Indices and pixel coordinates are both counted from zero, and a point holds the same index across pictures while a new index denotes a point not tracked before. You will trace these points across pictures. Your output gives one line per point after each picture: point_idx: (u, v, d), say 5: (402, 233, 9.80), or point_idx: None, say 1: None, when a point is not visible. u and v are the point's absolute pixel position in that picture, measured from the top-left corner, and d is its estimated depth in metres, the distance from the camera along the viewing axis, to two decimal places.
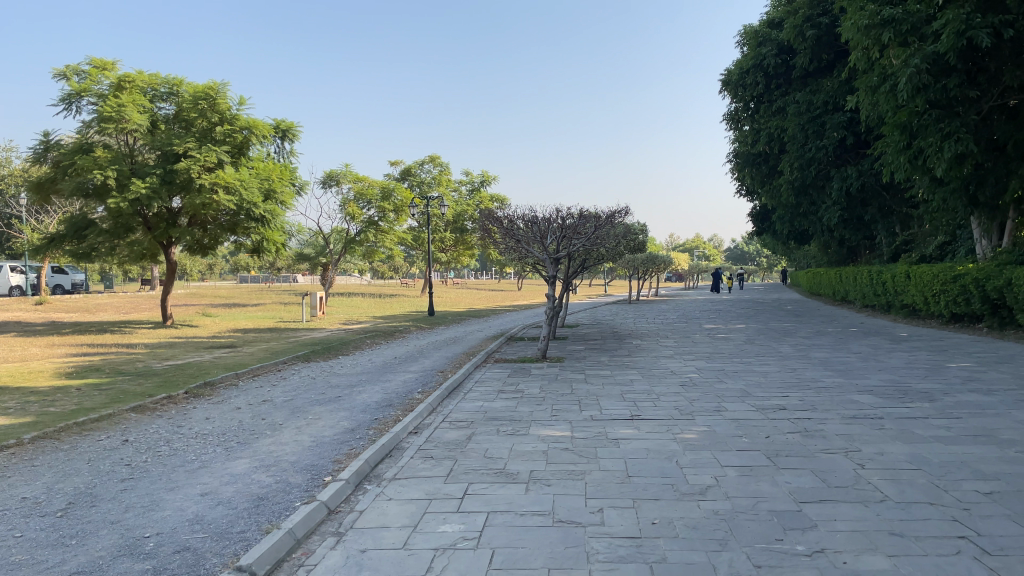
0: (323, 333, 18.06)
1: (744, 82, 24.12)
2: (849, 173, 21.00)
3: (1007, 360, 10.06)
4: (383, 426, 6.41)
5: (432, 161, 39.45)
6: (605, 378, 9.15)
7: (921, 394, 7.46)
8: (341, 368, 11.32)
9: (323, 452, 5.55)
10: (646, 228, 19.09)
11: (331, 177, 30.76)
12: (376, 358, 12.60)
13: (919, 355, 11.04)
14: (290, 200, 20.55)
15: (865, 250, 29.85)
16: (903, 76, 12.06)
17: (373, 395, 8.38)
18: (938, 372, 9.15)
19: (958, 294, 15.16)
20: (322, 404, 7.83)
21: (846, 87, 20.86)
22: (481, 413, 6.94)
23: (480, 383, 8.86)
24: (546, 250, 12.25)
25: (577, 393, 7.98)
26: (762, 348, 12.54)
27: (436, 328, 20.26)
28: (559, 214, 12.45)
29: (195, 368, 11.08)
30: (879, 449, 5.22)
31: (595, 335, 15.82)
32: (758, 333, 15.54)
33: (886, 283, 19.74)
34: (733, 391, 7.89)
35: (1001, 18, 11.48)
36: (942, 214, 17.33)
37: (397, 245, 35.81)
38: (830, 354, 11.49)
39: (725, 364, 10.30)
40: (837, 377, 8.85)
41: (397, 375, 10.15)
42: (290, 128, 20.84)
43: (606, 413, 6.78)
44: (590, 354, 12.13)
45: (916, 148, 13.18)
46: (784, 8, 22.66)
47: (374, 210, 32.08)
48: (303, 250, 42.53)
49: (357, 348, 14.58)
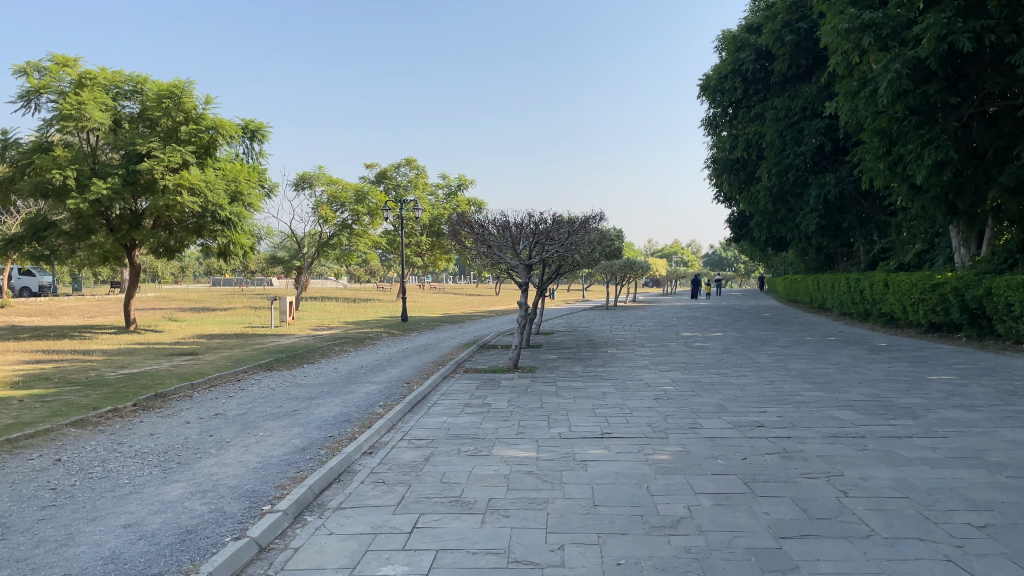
0: (291, 340, 17.55)
1: (722, 87, 23.97)
2: (827, 180, 20.89)
3: (988, 372, 9.85)
4: (336, 446, 5.99)
5: (409, 164, 39.00)
6: (577, 390, 8.80)
7: (905, 410, 7.16)
8: (305, 377, 10.87)
9: (267, 476, 5.12)
10: (622, 234, 18.82)
11: (304, 179, 30.23)
12: (343, 367, 12.15)
13: (899, 367, 10.79)
14: (259, 202, 20.04)
15: (842, 257, 29.82)
16: (883, 81, 11.88)
17: (332, 409, 7.96)
18: (920, 385, 8.89)
19: (937, 303, 15.02)
20: (277, 420, 7.40)
21: (825, 93, 20.77)
22: (444, 430, 6.54)
23: (447, 396, 8.47)
24: (518, 257, 11.87)
25: (547, 407, 7.61)
26: (739, 358, 12.26)
27: (409, 334, 19.81)
28: (532, 220, 12.08)
29: (150, 377, 10.58)
30: (863, 473, 4.89)
31: (570, 343, 15.47)
32: (735, 342, 15.25)
33: (863, 291, 19.60)
34: (709, 406, 7.56)
35: (983, 23, 11.34)
36: (921, 222, 17.21)
37: (372, 248, 35.29)
38: (809, 365, 11.21)
39: (702, 376, 10.00)
40: (816, 391, 8.56)
41: (361, 386, 9.73)
42: (260, 129, 20.36)
43: (575, 430, 6.41)
44: (564, 363, 11.78)
45: (896, 155, 13.02)
46: (762, 13, 22.57)
47: (348, 213, 31.55)
48: (276, 253, 41.86)
49: (325, 355, 14.12)
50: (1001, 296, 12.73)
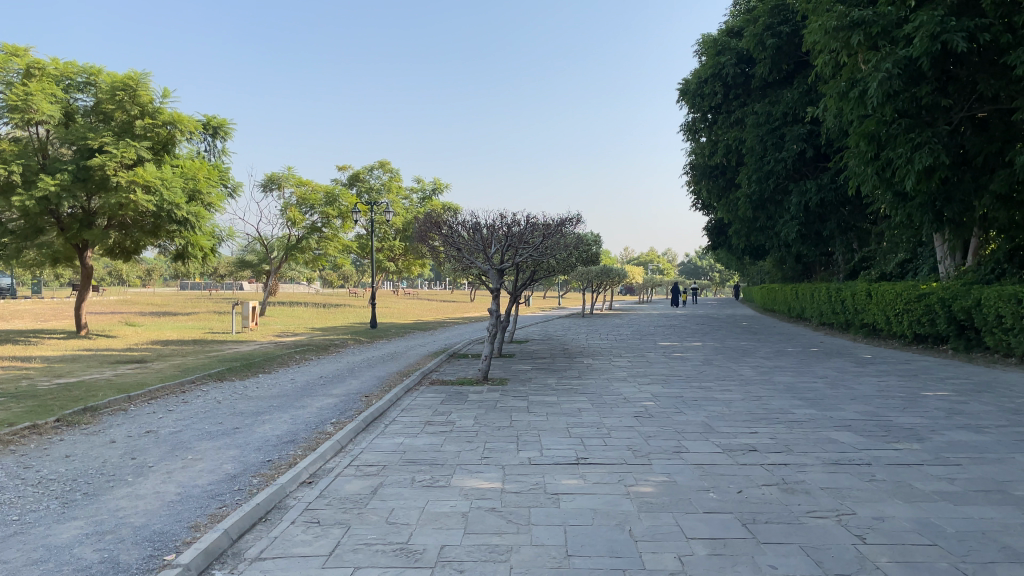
0: (251, 347, 16.63)
1: (702, 92, 23.45)
2: (809, 188, 20.42)
3: (986, 389, 9.25)
4: (272, 475, 5.21)
5: (382, 166, 38.13)
6: (550, 406, 8.08)
7: (907, 432, 6.53)
8: (256, 389, 10.03)
9: (181, 516, 4.34)
10: (599, 239, 18.14)
11: (273, 180, 29.31)
12: (300, 378, 11.32)
13: (890, 381, 10.19)
14: (220, 202, 19.12)
15: (820, 267, 29.45)
16: (873, 81, 11.36)
17: (278, 426, 7.17)
18: (917, 403, 8.26)
19: (922, 314, 14.53)
20: (213, 440, 6.59)
21: (807, 98, 20.32)
22: (398, 454, 5.78)
23: (407, 412, 7.71)
24: (489, 260, 11.10)
25: (516, 426, 6.87)
26: (722, 370, 11.65)
27: (376, 341, 18.99)
28: (504, 221, 11.29)
29: (84, 387, 9.68)
30: (878, 511, 4.21)
31: (544, 352, 14.74)
32: (715, 353, 14.61)
33: (844, 300, 19.13)
34: (694, 425, 6.87)
35: (978, 21, 10.82)
36: (905, 229, 16.76)
37: (343, 252, 34.32)
38: (796, 378, 10.57)
39: (684, 390, 9.32)
40: (807, 408, 7.92)
41: (315, 399, 8.94)
42: (222, 125, 19.52)
43: (547, 455, 5.69)
44: (537, 374, 11.06)
45: (884, 159, 12.51)
46: (743, 16, 22.11)
47: (317, 216, 30.62)
48: (245, 257, 40.76)
49: (284, 364, 13.27)
50: (992, 307, 12.23)
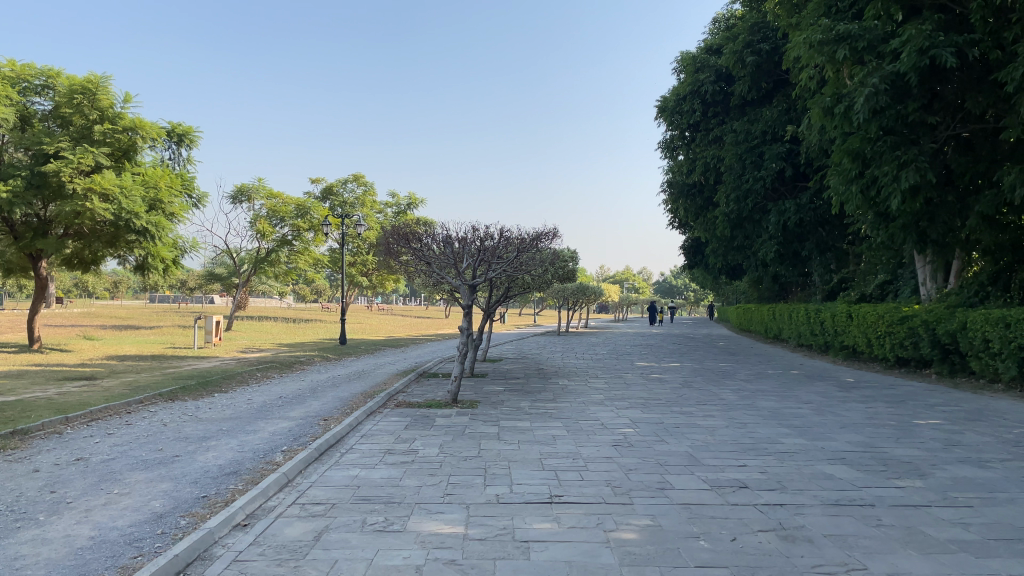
0: (211, 364, 15.85)
1: (680, 109, 23.17)
2: (788, 207, 20.14)
3: (978, 417, 8.85)
4: (203, 517, 4.58)
5: (356, 180, 37.46)
6: (522, 432, 7.53)
7: (906, 466, 6.06)
8: (207, 412, 9.32)
9: (87, 568, 3.70)
10: (576, 255, 17.63)
11: (242, 191, 28.60)
12: (258, 399, 10.61)
13: (878, 408, 9.76)
14: (183, 213, 18.37)
15: (797, 288, 29.23)
16: (859, 96, 11.03)
17: (222, 455, 6.52)
18: (910, 432, 7.81)
19: (905, 337, 14.19)
20: (148, 471, 5.92)
21: (786, 117, 20.11)
22: (350, 490, 5.17)
23: (367, 439, 7.09)
24: (461, 276, 10.52)
25: (485, 457, 6.28)
26: (702, 394, 11.17)
27: (344, 358, 18.32)
28: (477, 234, 10.72)
29: (19, 407, 8.91)
30: (892, 566, 3.70)
31: (518, 373, 14.17)
32: (695, 375, 14.13)
33: (824, 322, 18.81)
34: (678, 456, 6.34)
35: (967, 37, 10.54)
36: (886, 251, 16.49)
37: (314, 266, 33.53)
38: (780, 403, 10.10)
39: (664, 416, 8.81)
40: (795, 437, 7.45)
41: (270, 423, 8.29)
42: (188, 133, 18.87)
43: (518, 492, 5.12)
44: (509, 397, 10.48)
45: (869, 178, 12.16)
46: (723, 34, 21.93)
47: (287, 228, 29.87)
48: (214, 269, 39.80)
49: (243, 383, 12.56)
50: (978, 331, 11.88)
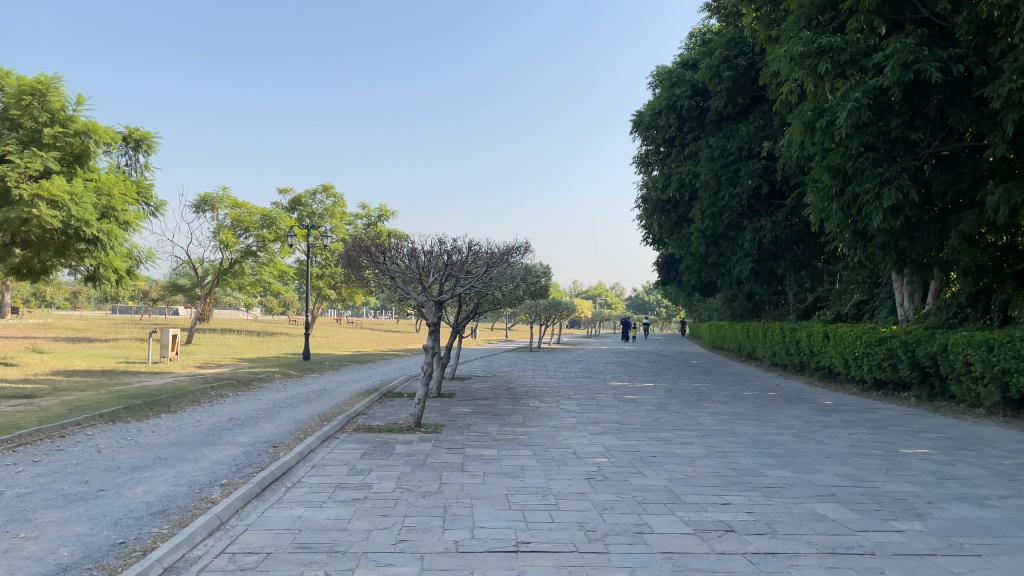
0: (163, 380, 15.05)
1: (656, 124, 22.88)
2: (763, 225, 19.86)
3: (966, 446, 8.45)
4: (114, 572, 3.95)
5: (325, 190, 36.74)
6: (488, 462, 6.96)
7: (902, 504, 5.59)
8: (148, 437, 8.61)
9: None
10: (549, 271, 17.14)
11: (205, 201, 27.80)
12: (207, 422, 9.91)
13: (860, 434, 9.35)
14: (138, 222, 17.64)
15: (770, 306, 29.04)
16: (842, 110, 10.74)
17: (152, 490, 5.87)
18: (899, 464, 7.36)
19: (883, 359, 13.88)
20: (64, 509, 5.26)
21: (762, 133, 19.89)
22: (289, 534, 4.56)
23: (318, 470, 6.47)
24: (426, 291, 9.91)
25: (446, 492, 5.70)
26: (678, 417, 10.69)
27: (306, 375, 17.59)
28: (444, 248, 10.13)
29: None
30: None
31: (487, 392, 13.59)
32: (670, 396, 13.64)
33: (799, 341, 18.51)
34: (656, 492, 5.82)
35: (951, 52, 10.29)
36: (863, 270, 16.24)
37: (280, 278, 32.69)
38: (759, 429, 9.63)
39: (639, 443, 8.29)
40: (779, 468, 6.97)
41: (214, 450, 7.63)
42: (146, 138, 18.50)
43: (480, 538, 4.54)
44: (476, 420, 9.89)
45: (851, 196, 11.87)
46: (699, 49, 21.75)
47: (252, 239, 29.04)
48: (177, 281, 38.73)
49: (194, 403, 11.83)
50: (960, 354, 11.55)
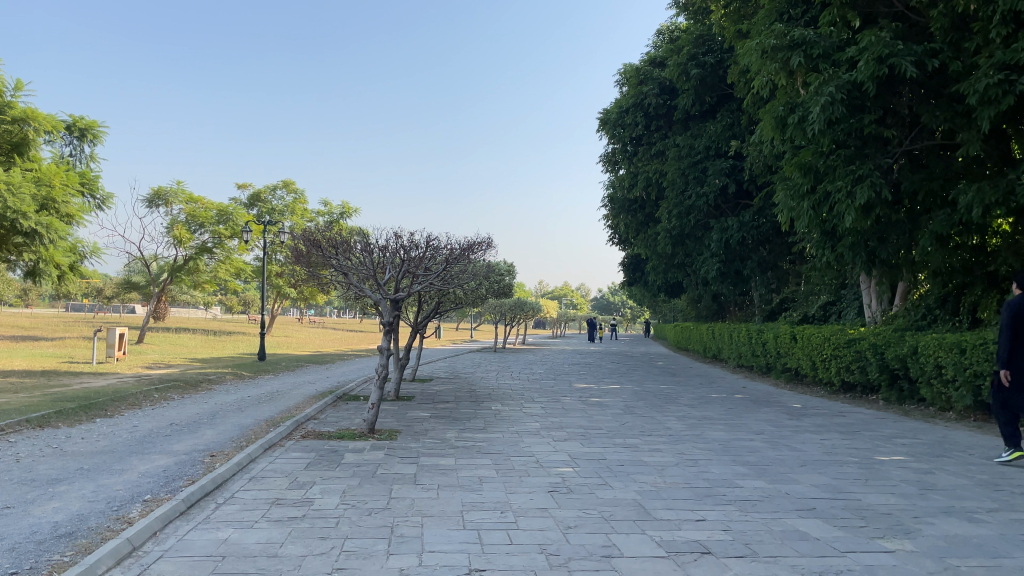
0: (104, 382, 14.24)
1: (623, 122, 22.50)
2: (730, 225, 19.59)
3: (942, 453, 8.14)
4: None
5: (286, 186, 35.86)
6: (443, 473, 6.45)
7: (887, 520, 5.19)
8: (75, 444, 7.93)
9: None
10: (513, 269, 16.65)
11: (158, 194, 26.85)
12: (144, 427, 9.24)
13: (833, 440, 9.00)
14: (81, 215, 16.77)
15: (735, 307, 28.92)
16: (815, 105, 10.41)
17: (64, 508, 5.24)
18: (876, 473, 6.99)
19: (852, 361, 13.65)
20: None
21: (730, 132, 19.60)
22: (210, 563, 4.00)
23: (255, 484, 5.90)
24: (380, 289, 9.30)
25: (395, 509, 5.17)
26: (645, 422, 10.27)
27: (259, 376, 16.88)
28: (400, 242, 9.52)
29: None
30: None
31: (448, 395, 13.06)
32: (636, 399, 13.25)
33: (766, 343, 18.27)
34: (624, 508, 5.35)
35: (926, 46, 10.03)
36: (831, 270, 16.06)
37: (237, 276, 31.74)
38: (729, 434, 9.24)
39: (605, 450, 7.84)
40: (752, 478, 6.56)
41: (145, 460, 7.00)
42: (91, 128, 17.71)
43: (429, 565, 4.02)
44: (433, 426, 9.35)
45: (822, 195, 11.58)
46: (667, 46, 21.43)
47: (207, 235, 28.04)
48: (130, 278, 37.48)
49: (134, 406, 11.13)
50: (931, 356, 11.30)
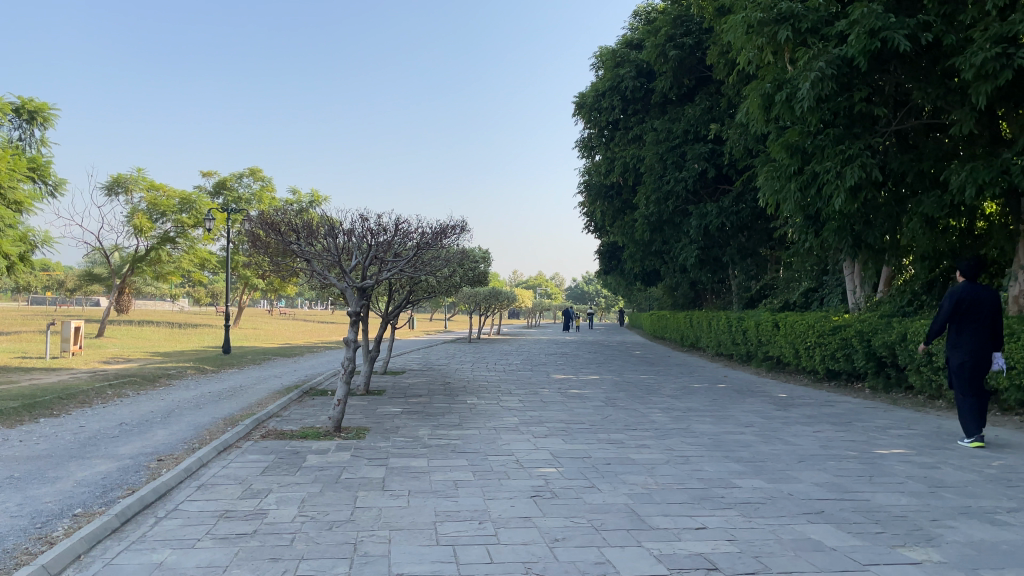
0: (56, 378, 13.45)
1: (599, 106, 21.92)
2: (709, 211, 19.14)
3: (942, 445, 7.73)
4: None
5: (253, 174, 34.88)
6: (415, 476, 5.88)
7: (904, 525, 4.71)
8: (10, 448, 7.24)
9: None
10: (488, 255, 16.05)
11: (118, 182, 25.83)
12: (91, 427, 8.55)
13: (827, 432, 8.56)
14: (31, 201, 15.87)
15: (712, 295, 28.62)
16: (804, 81, 9.94)
17: None
18: (879, 468, 6.54)
19: (837, 349, 13.27)
20: None
21: (708, 116, 19.10)
22: None
23: (205, 493, 5.29)
24: (347, 276, 8.65)
25: (359, 521, 4.59)
26: (628, 415, 9.78)
27: (223, 370, 16.15)
28: (367, 226, 8.85)
29: None
30: None
31: (420, 389, 12.47)
32: (617, 390, 12.77)
33: (746, 330, 17.89)
34: (616, 514, 4.82)
35: (920, 19, 9.58)
36: (814, 256, 15.69)
37: (202, 267, 30.78)
38: (719, 428, 8.76)
39: (589, 447, 7.31)
40: (749, 477, 6.07)
41: (84, 466, 6.33)
42: (42, 110, 16.80)
43: None
44: (405, 422, 8.76)
45: (809, 176, 11.11)
46: (644, 28, 20.88)
47: (170, 224, 27.26)
48: (92, 270, 36.29)
49: (83, 405, 10.38)
50: (921, 343, 10.84)
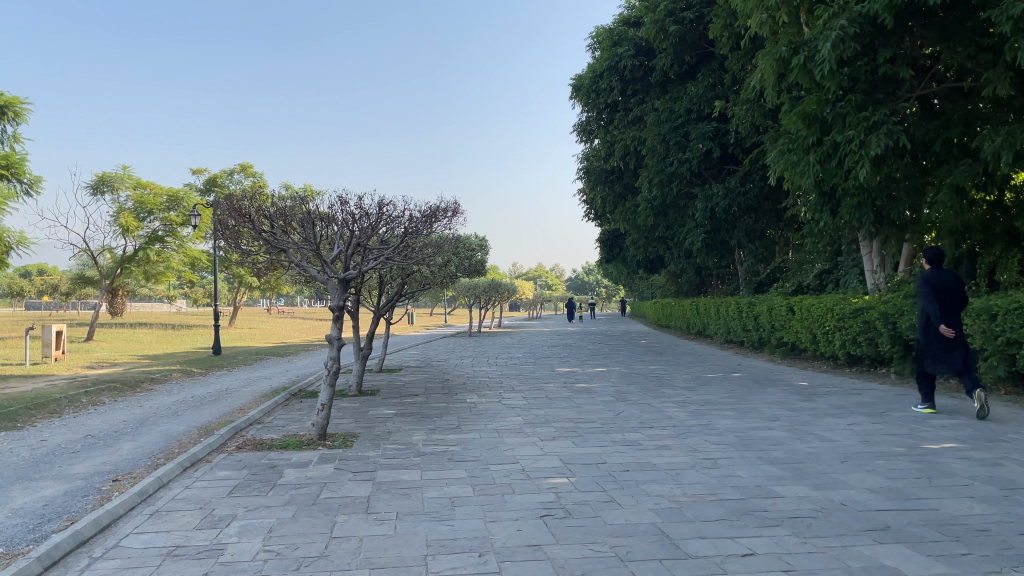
0: (31, 385, 12.67)
1: (597, 88, 21.04)
2: (715, 193, 18.31)
3: (996, 437, 6.91)
4: None
5: (243, 169, 34.07)
6: (405, 494, 5.06)
7: (991, 543, 3.90)
8: None
9: None
10: (485, 243, 15.23)
11: (102, 181, 25.01)
12: (53, 442, 7.75)
13: (864, 425, 7.75)
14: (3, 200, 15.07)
15: (717, 281, 27.83)
16: (824, 42, 9.09)
17: None
18: (935, 467, 5.74)
19: (859, 332, 12.47)
20: None
21: (712, 93, 18.23)
22: None
23: (155, 523, 4.47)
24: (329, 268, 7.82)
25: (334, 557, 3.78)
26: (642, 410, 8.98)
27: (210, 373, 15.35)
28: (349, 211, 8.01)
29: None
30: None
31: (417, 387, 11.68)
32: (626, 383, 12.01)
33: (758, 316, 17.10)
34: (644, 539, 4.00)
35: None
36: (828, 235, 14.91)
37: (193, 265, 29.99)
38: (743, 423, 7.96)
39: (603, 451, 6.49)
40: (790, 483, 5.25)
41: (27, 491, 5.52)
42: (14, 104, 15.99)
43: None
44: (398, 427, 7.96)
45: (829, 147, 10.26)
46: (641, 4, 20.03)
47: (157, 222, 26.48)
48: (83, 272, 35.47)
49: (50, 415, 9.55)
50: None
